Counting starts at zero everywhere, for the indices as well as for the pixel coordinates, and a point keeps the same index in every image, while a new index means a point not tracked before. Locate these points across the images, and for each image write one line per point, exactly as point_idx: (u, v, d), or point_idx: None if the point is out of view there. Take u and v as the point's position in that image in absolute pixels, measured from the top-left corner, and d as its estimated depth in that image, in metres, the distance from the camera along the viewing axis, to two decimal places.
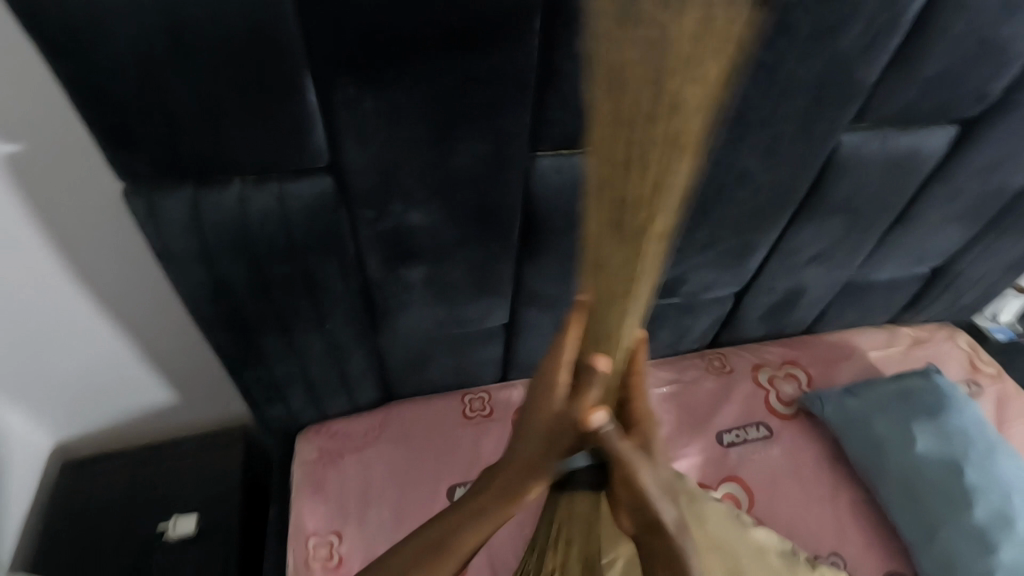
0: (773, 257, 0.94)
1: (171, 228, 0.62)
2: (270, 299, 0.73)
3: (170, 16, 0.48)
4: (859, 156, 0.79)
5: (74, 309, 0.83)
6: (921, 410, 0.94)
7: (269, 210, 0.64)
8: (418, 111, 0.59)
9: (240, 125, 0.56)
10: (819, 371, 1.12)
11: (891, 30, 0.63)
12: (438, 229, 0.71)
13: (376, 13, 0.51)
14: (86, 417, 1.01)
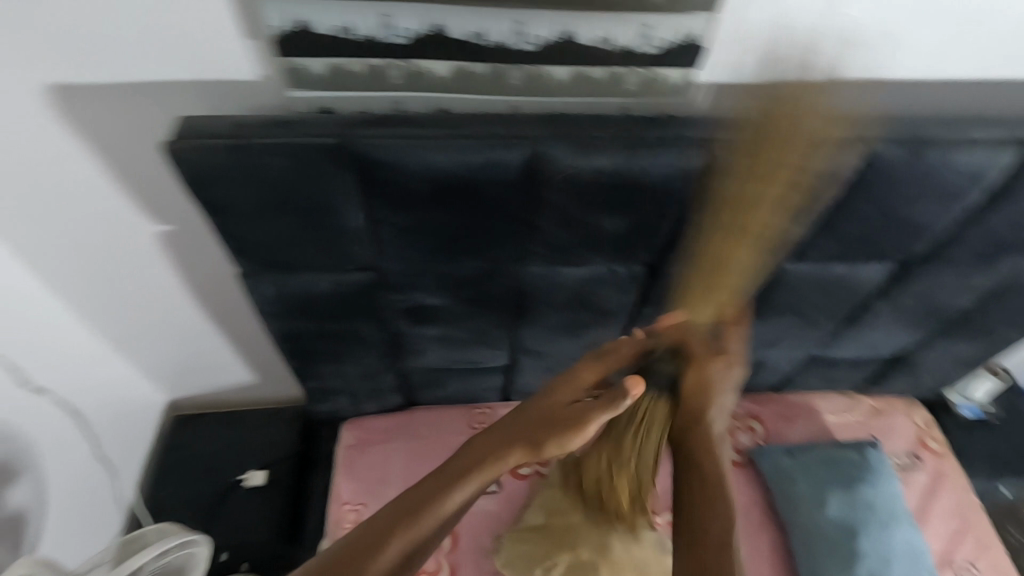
0: (735, 336, 1.12)
1: (263, 299, 0.88)
2: (328, 341, 0.99)
3: (272, 197, 0.71)
4: (803, 280, 0.95)
5: (193, 318, 1.14)
6: (842, 480, 1.13)
7: (330, 293, 0.88)
8: (436, 244, 0.80)
9: (313, 249, 0.79)
10: (776, 428, 1.30)
11: (813, 210, 0.79)
12: (452, 309, 0.94)
13: (405, 192, 0.72)
14: (193, 385, 1.35)
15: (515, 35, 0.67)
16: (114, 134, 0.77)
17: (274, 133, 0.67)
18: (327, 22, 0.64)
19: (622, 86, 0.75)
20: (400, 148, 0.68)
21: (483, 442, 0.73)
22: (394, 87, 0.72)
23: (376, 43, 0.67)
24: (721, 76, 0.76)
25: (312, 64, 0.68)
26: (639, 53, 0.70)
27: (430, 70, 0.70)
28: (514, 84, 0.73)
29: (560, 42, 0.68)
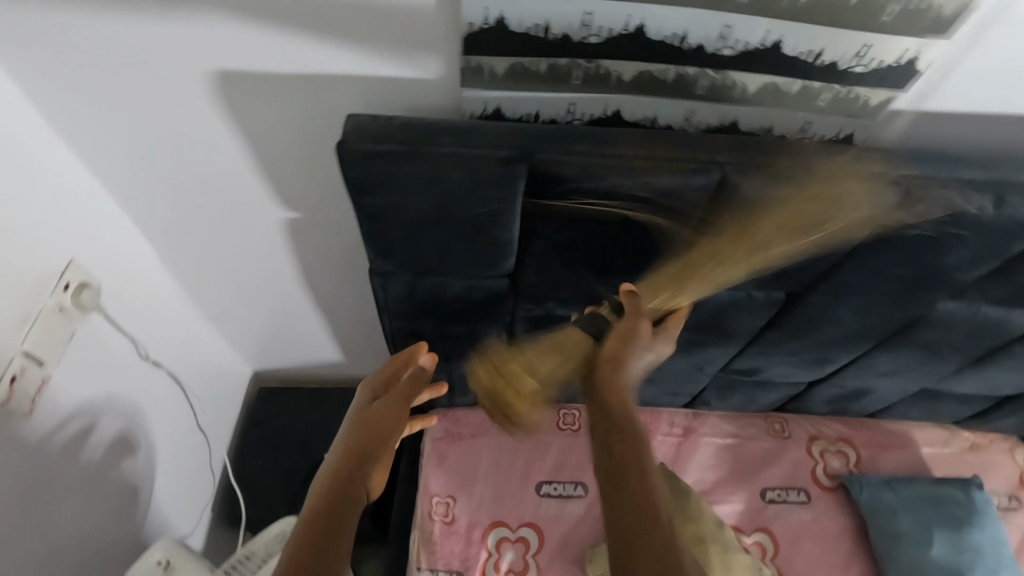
0: (851, 365, 1.07)
1: (392, 297, 0.87)
2: (440, 340, 0.98)
3: (436, 205, 0.69)
4: (948, 318, 0.89)
5: (298, 301, 1.13)
6: (946, 521, 1.10)
7: (460, 296, 0.86)
8: (582, 258, 0.77)
9: (459, 256, 0.78)
10: (869, 455, 1.26)
11: (991, 254, 0.74)
12: (576, 319, 0.92)
13: (572, 209, 0.69)
14: (282, 360, 1.35)
15: (717, 39, 0.61)
16: (267, 124, 0.74)
17: (451, 139, 0.65)
18: (526, 18, 0.59)
19: (812, 98, 0.67)
20: (583, 170, 0.65)
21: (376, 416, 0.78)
22: (573, 90, 0.67)
23: (570, 43, 0.61)
24: (929, 106, 0.68)
25: (495, 62, 0.63)
26: (843, 70, 0.63)
27: (616, 74, 0.65)
28: (699, 92, 0.67)
29: (763, 49, 0.61)
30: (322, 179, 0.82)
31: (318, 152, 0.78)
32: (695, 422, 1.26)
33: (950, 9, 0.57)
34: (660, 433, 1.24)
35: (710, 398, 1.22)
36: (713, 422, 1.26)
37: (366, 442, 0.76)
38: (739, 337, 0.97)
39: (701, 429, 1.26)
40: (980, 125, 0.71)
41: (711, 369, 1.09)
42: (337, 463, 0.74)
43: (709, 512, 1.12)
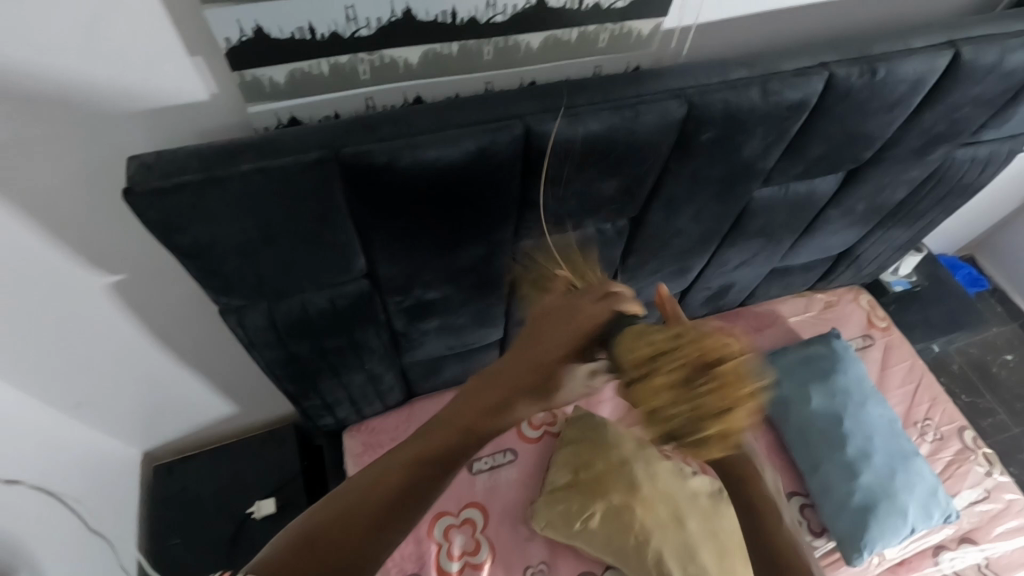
0: (709, 267, 1.18)
1: (254, 330, 0.83)
2: (322, 358, 0.95)
3: (258, 225, 0.66)
4: (768, 203, 1.01)
5: (164, 364, 1.04)
6: (818, 373, 1.25)
7: (324, 308, 0.84)
8: (430, 239, 0.78)
9: (304, 269, 0.75)
10: (749, 339, 1.41)
11: (778, 140, 0.83)
12: (449, 297, 0.93)
13: (399, 194, 0.69)
14: (172, 430, 1.25)
15: (486, 8, 0.62)
16: (44, 190, 0.67)
17: (249, 157, 0.62)
18: (285, 24, 0.56)
19: (592, 43, 0.71)
20: (394, 154, 0.65)
21: (494, 370, 0.54)
22: (364, 85, 0.66)
23: (342, 40, 0.59)
24: (694, 19, 0.74)
25: (268, 71, 0.60)
26: (607, 8, 0.67)
27: (401, 60, 0.64)
28: (488, 59, 0.68)
29: (532, 10, 0.64)
30: (135, 230, 0.76)
31: (118, 205, 0.72)
32: None
33: None
34: None
35: None
36: None
37: (447, 452, 0.54)
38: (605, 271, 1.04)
39: None
40: (739, 28, 0.78)
41: None
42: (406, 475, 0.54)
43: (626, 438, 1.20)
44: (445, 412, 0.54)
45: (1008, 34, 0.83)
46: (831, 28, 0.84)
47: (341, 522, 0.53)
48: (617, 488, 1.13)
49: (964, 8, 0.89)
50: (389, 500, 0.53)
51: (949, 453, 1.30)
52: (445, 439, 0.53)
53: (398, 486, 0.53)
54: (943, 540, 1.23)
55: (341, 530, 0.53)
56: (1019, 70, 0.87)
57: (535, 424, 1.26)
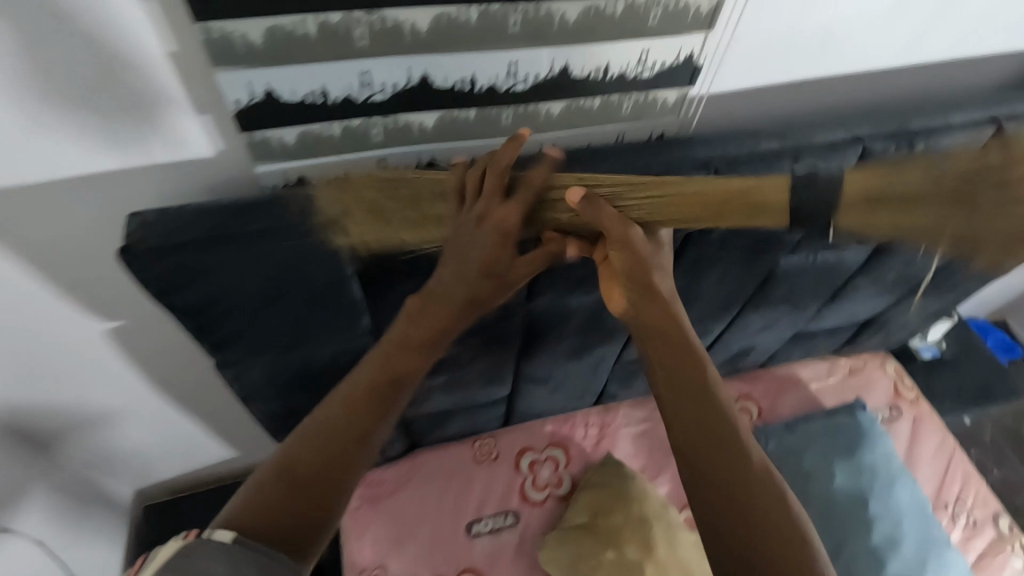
0: (729, 330, 1.12)
1: (252, 384, 0.80)
2: (321, 413, 0.91)
3: (261, 287, 0.63)
4: (794, 271, 0.96)
5: (162, 407, 1.01)
6: (843, 448, 1.18)
7: (325, 365, 0.81)
8: None
9: (308, 327, 0.72)
10: (768, 404, 1.35)
11: None
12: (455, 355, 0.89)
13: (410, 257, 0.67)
14: (166, 471, 1.22)
15: (507, 76, 0.60)
16: (46, 239, 0.65)
17: (256, 218, 0.60)
18: (297, 87, 0.54)
19: (615, 111, 0.68)
20: (405, 219, 0.63)
21: (417, 310, 0.65)
22: (377, 147, 0.63)
23: (356, 104, 0.57)
24: (723, 87, 0.72)
25: (278, 131, 0.58)
26: (633, 78, 0.64)
27: (417, 122, 0.62)
28: (507, 122, 0.66)
29: (554, 77, 0.61)
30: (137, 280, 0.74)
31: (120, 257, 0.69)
32: (608, 416, 1.29)
33: (707, 6, 0.59)
34: (578, 438, 1.26)
35: (615, 389, 1.25)
36: (624, 412, 1.30)
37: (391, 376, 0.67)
38: (619, 332, 0.99)
39: (615, 421, 1.29)
40: (769, 96, 0.75)
41: (606, 364, 1.11)
42: (346, 405, 0.65)
43: (653, 495, 1.15)
44: (389, 343, 0.67)
45: None
46: (864, 98, 0.81)
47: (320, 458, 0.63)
48: (633, 541, 1.08)
49: (1006, 82, 0.86)
50: (348, 423, 0.65)
51: (983, 541, 1.21)
52: (395, 360, 0.67)
53: (355, 410, 0.65)
54: None
55: (305, 454, 0.63)
56: None
57: (541, 484, 1.21)
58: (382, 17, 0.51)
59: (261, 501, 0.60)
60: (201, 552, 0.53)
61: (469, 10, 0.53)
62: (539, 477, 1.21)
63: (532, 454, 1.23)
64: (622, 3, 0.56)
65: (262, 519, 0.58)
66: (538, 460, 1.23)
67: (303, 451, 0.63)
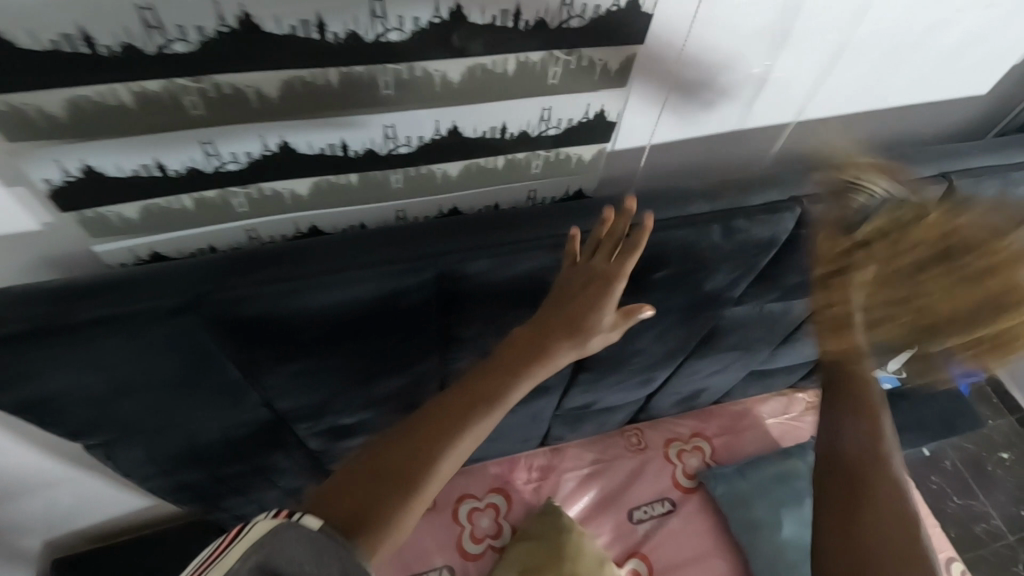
0: (677, 375, 1.06)
1: (129, 464, 0.71)
2: (221, 482, 0.83)
3: (108, 379, 0.55)
4: (739, 323, 0.90)
5: (51, 473, 0.91)
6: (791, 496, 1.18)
7: (214, 440, 0.72)
8: (335, 378, 0.67)
9: (181, 411, 0.64)
10: (722, 443, 1.29)
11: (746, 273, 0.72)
12: (367, 422, 0.81)
13: (289, 342, 0.58)
14: (71, 526, 1.12)
15: (385, 140, 0.52)
16: None
17: (89, 306, 0.51)
18: (124, 161, 0.46)
19: (524, 170, 0.61)
20: (274, 307, 0.54)
21: (529, 336, 0.55)
22: (244, 216, 0.56)
23: (207, 175, 0.49)
24: (646, 138, 0.64)
25: (115, 207, 0.50)
26: (537, 134, 0.56)
27: (287, 191, 0.54)
28: (397, 186, 0.58)
29: (444, 140, 0.54)
30: None
31: None
32: (554, 459, 1.22)
33: (615, 61, 0.52)
34: (520, 483, 1.19)
35: (561, 433, 1.18)
36: (572, 454, 1.23)
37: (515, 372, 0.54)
38: (554, 386, 0.92)
39: (561, 464, 1.22)
40: (702, 148, 0.69)
41: (546, 413, 1.04)
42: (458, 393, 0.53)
43: (591, 548, 1.10)
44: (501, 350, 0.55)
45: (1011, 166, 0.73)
46: (808, 147, 0.75)
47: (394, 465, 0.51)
48: None
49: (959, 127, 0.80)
50: (444, 423, 0.52)
51: None
52: (514, 363, 0.54)
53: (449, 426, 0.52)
54: None
55: (362, 492, 0.50)
56: None
57: (480, 535, 1.14)
58: (217, 83, 0.43)
59: (351, 490, 0.50)
60: (291, 537, 0.46)
61: (325, 73, 0.45)
62: (478, 527, 1.14)
63: (472, 502, 1.16)
64: (512, 61, 0.48)
65: (340, 499, 0.50)
66: (477, 508, 1.16)
67: (433, 437, 0.52)
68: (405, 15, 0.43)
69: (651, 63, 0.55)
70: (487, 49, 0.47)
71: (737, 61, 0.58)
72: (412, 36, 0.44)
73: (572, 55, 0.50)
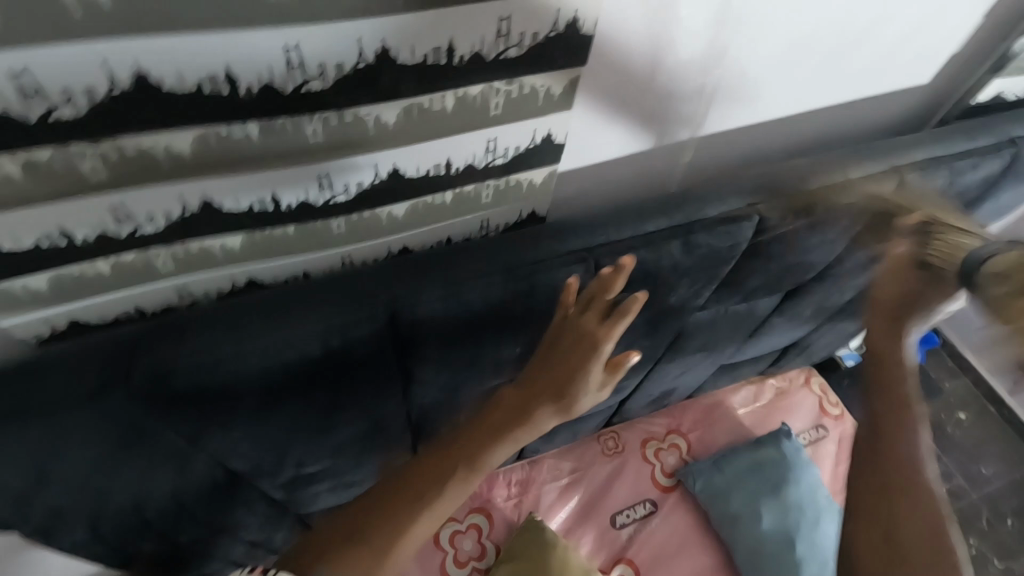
0: (648, 380, 1.05)
1: (72, 544, 0.65)
2: (179, 546, 0.77)
3: (30, 468, 0.50)
4: (707, 327, 0.89)
5: None
6: (768, 487, 1.20)
7: (164, 509, 0.67)
8: (291, 434, 0.63)
9: (120, 486, 0.59)
10: (697, 438, 1.30)
11: (710, 283, 0.71)
12: (333, 468, 0.77)
13: (232, 408, 0.55)
14: None
15: (320, 190, 0.48)
16: None
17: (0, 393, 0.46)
18: (22, 236, 0.41)
19: (475, 202, 0.57)
20: (210, 378, 0.51)
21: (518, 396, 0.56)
22: (171, 275, 0.51)
23: (120, 242, 0.45)
24: (602, 151, 0.60)
25: (18, 281, 0.44)
26: (484, 166, 0.53)
27: (217, 246, 0.50)
28: (338, 231, 0.54)
29: (384, 182, 0.50)
30: None
31: None
32: (532, 471, 1.20)
33: (560, 87, 0.49)
34: (500, 500, 1.17)
35: (537, 445, 1.16)
36: (550, 465, 1.21)
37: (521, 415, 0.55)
38: None
39: (540, 476, 1.20)
40: (657, 158, 0.66)
41: None
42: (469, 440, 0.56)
43: (576, 560, 1.09)
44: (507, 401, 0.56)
45: (955, 156, 0.74)
46: (760, 151, 0.74)
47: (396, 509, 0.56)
48: None
49: (897, 119, 0.81)
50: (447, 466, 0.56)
51: None
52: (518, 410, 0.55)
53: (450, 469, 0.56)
54: None
55: (374, 529, 0.56)
56: (969, 192, 0.79)
57: (463, 558, 1.11)
58: (118, 146, 0.39)
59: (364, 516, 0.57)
60: None
61: (243, 126, 0.41)
62: (460, 551, 1.12)
63: (453, 525, 1.13)
64: (450, 97, 0.45)
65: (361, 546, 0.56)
66: (459, 531, 1.13)
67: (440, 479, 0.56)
68: (326, 61, 0.39)
69: (598, 84, 0.52)
70: (421, 87, 0.43)
71: (688, 76, 0.55)
72: (335, 83, 0.40)
73: (512, 85, 0.47)
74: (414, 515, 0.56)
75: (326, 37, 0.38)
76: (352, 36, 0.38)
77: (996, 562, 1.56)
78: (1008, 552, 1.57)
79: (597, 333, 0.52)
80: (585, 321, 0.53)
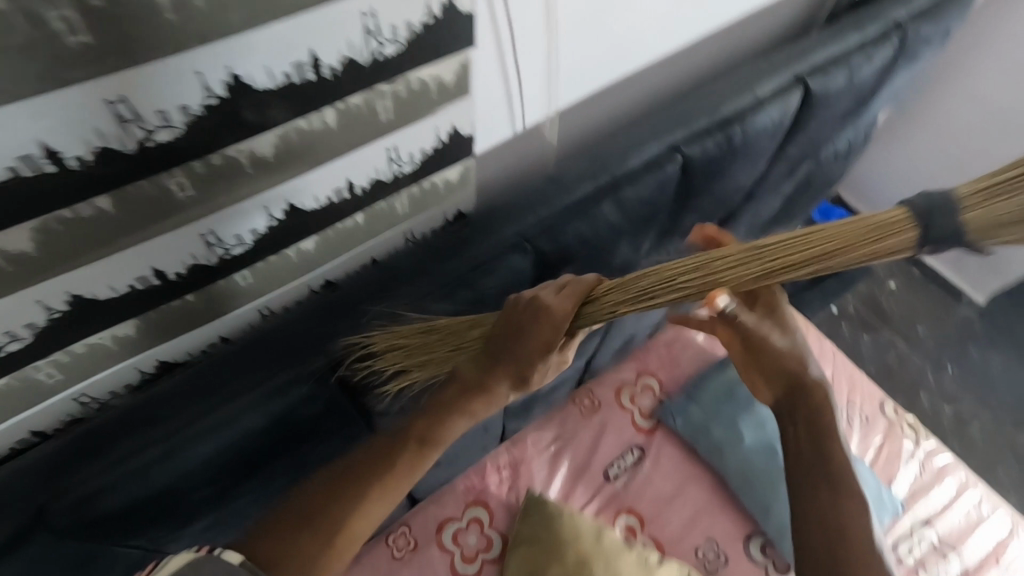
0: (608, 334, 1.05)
1: None
2: None
3: None
4: None
5: None
6: (740, 404, 1.24)
7: None
8: (257, 510, 0.57)
9: None
10: (666, 374, 1.33)
11: (648, 234, 0.69)
12: None
13: (179, 505, 0.49)
14: None
15: (208, 248, 0.42)
16: None
17: None
18: None
19: (391, 216, 0.52)
20: (142, 487, 0.45)
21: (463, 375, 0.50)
22: (63, 385, 0.43)
23: None
24: (511, 129, 0.57)
25: None
26: (391, 177, 0.48)
27: (108, 340, 0.43)
28: (247, 283, 0.48)
29: (283, 223, 0.44)
30: None
31: None
32: (517, 450, 1.20)
33: (450, 75, 0.44)
34: (493, 486, 1.16)
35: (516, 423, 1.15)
36: (533, 439, 1.21)
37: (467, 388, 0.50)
38: None
39: (525, 453, 1.20)
40: (569, 121, 0.62)
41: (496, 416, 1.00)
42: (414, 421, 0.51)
43: (581, 524, 1.10)
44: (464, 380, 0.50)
45: (850, 52, 0.74)
46: (669, 89, 0.72)
47: (350, 489, 0.49)
48: None
49: (792, 26, 0.81)
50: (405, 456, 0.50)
51: (880, 434, 1.27)
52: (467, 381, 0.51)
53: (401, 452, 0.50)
54: (914, 524, 1.19)
55: (297, 538, 0.46)
56: (868, 84, 0.80)
57: (471, 553, 1.10)
58: None
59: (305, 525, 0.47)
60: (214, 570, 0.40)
61: (89, 204, 0.34)
62: (466, 547, 1.10)
63: (453, 524, 1.12)
64: (330, 112, 0.39)
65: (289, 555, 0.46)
66: (460, 528, 1.12)
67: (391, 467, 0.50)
68: (166, 105, 0.32)
69: (491, 63, 0.47)
70: (294, 110, 0.38)
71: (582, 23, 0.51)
72: (186, 130, 0.34)
73: (398, 84, 0.41)
74: (353, 507, 0.48)
75: (155, 81, 0.31)
76: (189, 72, 0.32)
77: (946, 408, 1.72)
78: (954, 398, 1.73)
79: (558, 320, 0.46)
80: (542, 298, 0.46)
